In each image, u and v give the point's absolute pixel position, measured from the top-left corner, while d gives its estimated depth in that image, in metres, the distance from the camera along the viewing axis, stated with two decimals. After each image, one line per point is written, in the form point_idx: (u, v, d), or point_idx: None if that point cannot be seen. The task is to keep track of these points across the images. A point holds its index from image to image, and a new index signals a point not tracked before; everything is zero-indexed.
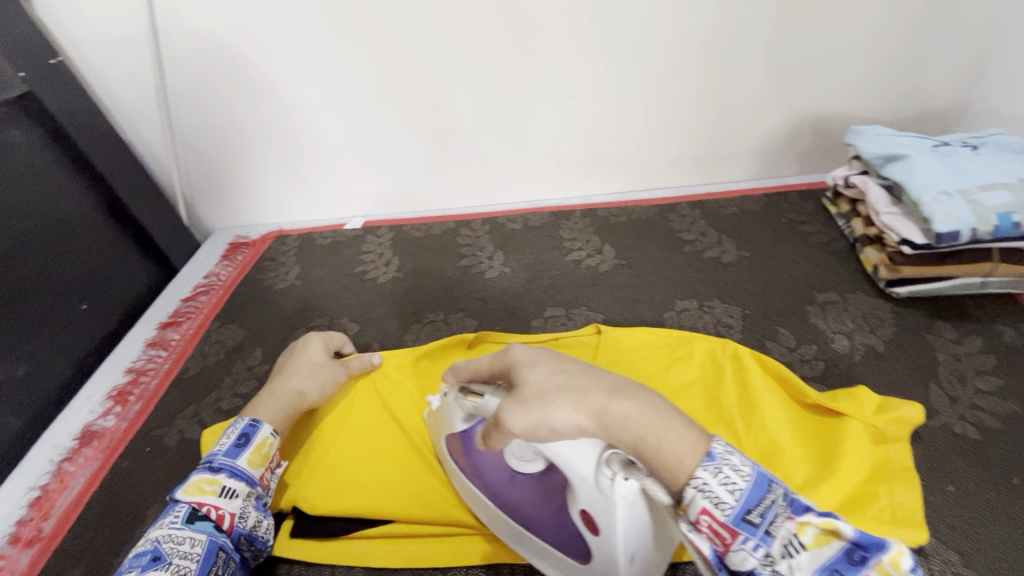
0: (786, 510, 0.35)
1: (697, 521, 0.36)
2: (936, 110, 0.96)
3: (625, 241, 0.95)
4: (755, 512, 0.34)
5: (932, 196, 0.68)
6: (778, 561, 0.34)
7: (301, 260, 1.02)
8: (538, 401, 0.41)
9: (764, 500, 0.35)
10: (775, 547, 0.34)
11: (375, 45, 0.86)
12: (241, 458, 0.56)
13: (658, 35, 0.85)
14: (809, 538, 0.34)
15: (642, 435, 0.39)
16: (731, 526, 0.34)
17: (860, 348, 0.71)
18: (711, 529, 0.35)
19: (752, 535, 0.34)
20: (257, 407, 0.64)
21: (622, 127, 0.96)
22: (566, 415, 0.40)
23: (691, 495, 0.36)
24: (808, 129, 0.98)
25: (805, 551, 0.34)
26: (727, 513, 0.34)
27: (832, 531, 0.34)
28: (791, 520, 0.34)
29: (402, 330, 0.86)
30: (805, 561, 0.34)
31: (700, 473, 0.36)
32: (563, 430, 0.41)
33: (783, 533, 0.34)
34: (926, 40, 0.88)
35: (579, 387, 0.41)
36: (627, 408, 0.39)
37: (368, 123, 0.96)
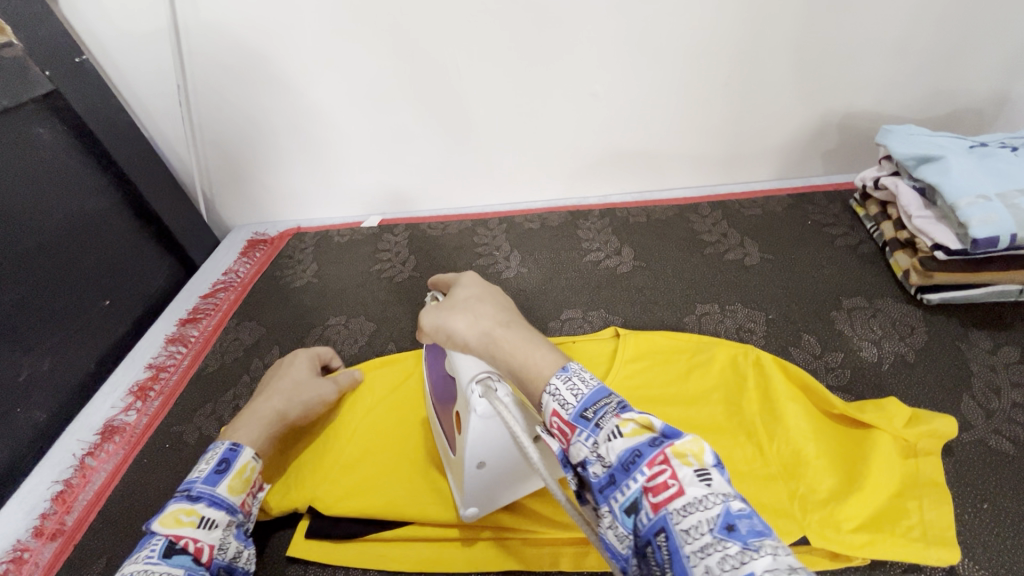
0: (617, 410, 0.39)
1: (551, 423, 0.41)
2: (971, 109, 0.92)
3: (644, 242, 0.93)
4: (590, 410, 0.39)
5: (969, 200, 0.65)
6: (600, 447, 0.37)
7: (318, 258, 1.02)
8: (452, 309, 0.53)
9: (599, 401, 0.39)
10: (599, 437, 0.37)
11: (394, 42, 0.85)
12: (221, 486, 0.55)
13: (682, 31, 0.83)
14: (627, 428, 0.36)
15: (503, 357, 0.48)
16: (571, 421, 0.39)
17: (888, 356, 0.68)
18: (559, 428, 0.40)
19: (585, 428, 0.38)
20: (237, 427, 0.63)
21: (643, 125, 0.94)
22: (461, 325, 0.51)
23: (545, 399, 0.41)
24: (836, 127, 0.95)
25: (620, 436, 0.36)
26: (568, 411, 0.39)
27: (648, 425, 0.37)
28: (618, 416, 0.38)
29: (418, 330, 0.86)
30: (618, 445, 0.36)
31: (553, 381, 0.41)
32: (456, 337, 0.51)
33: (609, 425, 0.37)
34: (963, 35, 0.84)
35: (486, 310, 0.53)
36: (505, 337, 0.48)
37: (386, 121, 0.95)
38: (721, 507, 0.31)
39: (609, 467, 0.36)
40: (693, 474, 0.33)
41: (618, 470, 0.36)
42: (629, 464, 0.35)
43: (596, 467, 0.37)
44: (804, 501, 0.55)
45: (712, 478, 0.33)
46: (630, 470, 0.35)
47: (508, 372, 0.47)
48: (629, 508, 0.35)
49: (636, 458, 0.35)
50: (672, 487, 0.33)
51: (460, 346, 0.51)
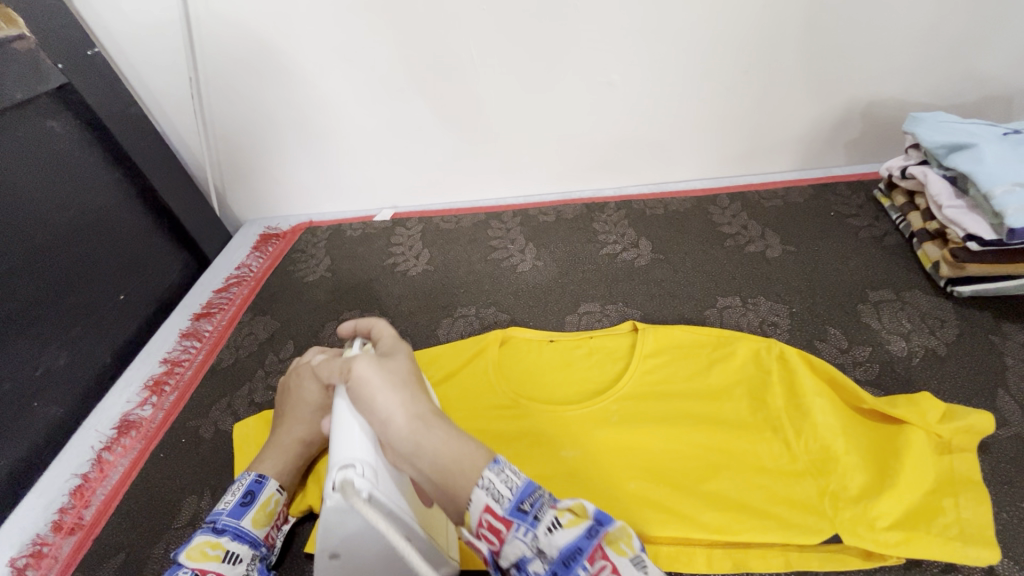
0: (549, 501, 0.42)
1: (479, 523, 0.41)
2: (1001, 96, 0.89)
3: (662, 235, 0.91)
4: (526, 502, 0.41)
5: (1005, 188, 0.63)
6: (542, 542, 0.39)
7: (331, 252, 1.01)
8: (382, 378, 0.48)
9: (534, 493, 0.42)
10: (539, 530, 0.40)
11: (405, 31, 0.84)
12: (246, 519, 0.55)
13: (701, 18, 0.81)
14: (566, 520, 0.40)
15: (436, 451, 0.44)
16: (506, 516, 0.40)
17: (918, 350, 0.66)
18: (491, 525, 0.41)
19: (523, 522, 0.40)
20: (263, 457, 0.62)
21: (660, 116, 0.93)
22: (389, 399, 0.47)
23: (476, 494, 0.41)
24: (860, 115, 0.92)
25: (559, 528, 0.40)
26: (504, 505, 0.41)
27: (581, 514, 0.41)
28: (554, 507, 0.41)
29: (433, 325, 0.84)
30: (559, 537, 0.39)
31: (484, 474, 0.42)
32: (380, 412, 0.47)
33: (547, 516, 0.40)
34: (994, 19, 0.81)
35: (419, 395, 0.49)
36: (437, 433, 0.45)
37: (399, 113, 0.94)
38: None
39: (549, 562, 0.39)
40: (630, 563, 0.39)
41: (556, 565, 0.39)
42: (569, 557, 0.39)
43: (535, 564, 0.40)
44: (835, 498, 0.54)
45: (644, 562, 0.39)
46: (568, 565, 0.38)
47: (431, 467, 0.44)
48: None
49: (576, 552, 0.39)
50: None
51: (376, 421, 0.47)
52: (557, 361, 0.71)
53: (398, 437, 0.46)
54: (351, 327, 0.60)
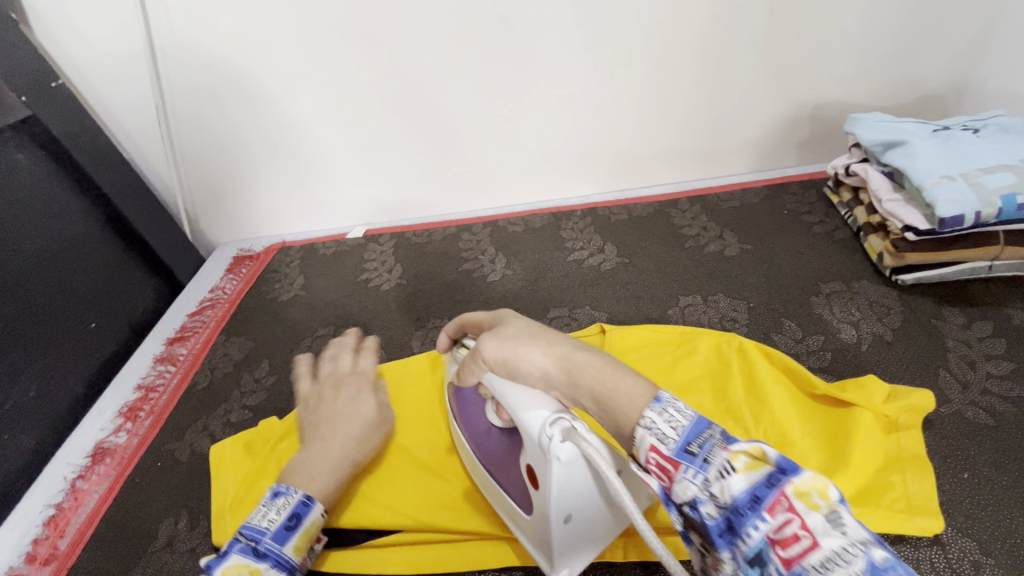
0: (723, 441, 0.35)
1: (646, 460, 0.37)
2: (934, 96, 0.95)
3: (627, 239, 0.94)
4: (694, 444, 0.35)
5: (934, 180, 0.67)
6: (714, 486, 0.33)
7: (305, 271, 1.02)
8: (515, 340, 0.47)
9: (702, 433, 0.35)
10: (711, 474, 0.33)
11: (370, 53, 0.86)
12: (288, 546, 0.50)
13: (651, 32, 0.85)
14: (740, 463, 0.33)
15: (592, 383, 0.42)
16: (674, 457, 0.35)
17: (867, 336, 0.70)
18: (658, 465, 0.36)
19: (691, 464, 0.34)
20: (311, 475, 0.56)
21: (619, 125, 0.96)
22: (534, 355, 0.46)
23: (638, 434, 0.37)
24: (807, 118, 0.97)
25: (733, 473, 0.33)
26: (670, 446, 0.36)
27: (762, 457, 0.33)
28: (726, 449, 0.34)
29: (407, 337, 0.86)
30: (734, 484, 0.32)
31: (646, 413, 0.37)
32: (532, 370, 0.46)
33: (718, 459, 0.33)
34: (922, 25, 0.87)
35: (561, 338, 0.47)
36: (589, 361, 0.44)
37: (368, 132, 0.96)
38: (864, 560, 0.28)
39: (724, 510, 0.32)
40: (826, 521, 0.29)
41: (734, 516, 0.32)
42: (749, 507, 0.31)
43: (708, 509, 0.33)
44: None
45: (845, 521, 0.29)
46: (750, 514, 0.31)
47: (594, 402, 0.42)
48: (753, 558, 0.31)
49: (755, 502, 0.31)
50: (805, 540, 0.29)
51: (537, 380, 0.47)
52: None
53: (560, 384, 0.45)
54: (447, 333, 0.60)
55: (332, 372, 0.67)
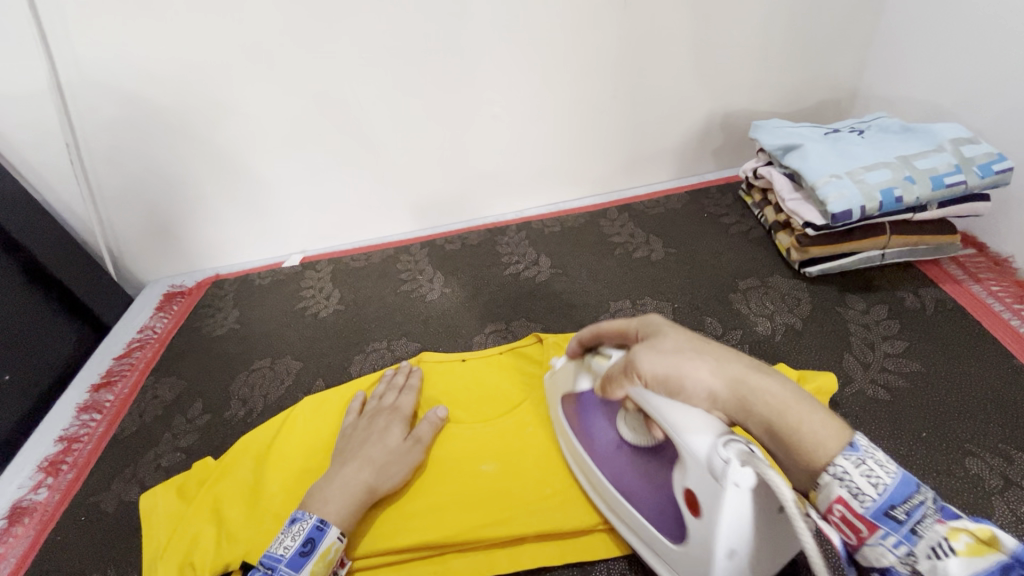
0: (938, 513, 0.38)
1: (830, 510, 0.40)
2: (828, 101, 1.04)
3: (560, 250, 0.97)
4: (900, 511, 0.38)
5: (825, 180, 0.73)
6: (924, 563, 0.38)
7: (239, 303, 1.00)
8: (678, 354, 0.45)
9: (910, 501, 0.38)
10: (921, 547, 0.38)
11: (293, 82, 0.87)
12: (304, 571, 0.51)
13: (567, 52, 0.90)
14: (961, 546, 0.37)
15: (775, 407, 0.41)
16: (872, 521, 0.38)
17: (780, 327, 0.75)
18: (846, 519, 0.39)
19: (895, 532, 0.38)
20: (325, 498, 0.58)
21: (546, 140, 1.00)
22: (700, 372, 0.44)
23: (828, 482, 0.39)
24: (718, 126, 1.04)
25: (953, 554, 0.37)
26: (866, 506, 0.38)
27: (989, 542, 0.37)
28: (942, 523, 0.38)
29: (346, 363, 0.85)
30: (954, 565, 0.37)
31: (840, 463, 0.39)
32: (696, 388, 0.44)
33: (931, 534, 0.38)
34: (811, 38, 0.95)
35: (729, 357, 0.44)
36: (769, 385, 0.42)
37: (296, 159, 0.96)
38: None
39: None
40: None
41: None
42: None
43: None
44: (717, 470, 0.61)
45: None
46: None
47: (776, 430, 0.41)
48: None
49: None
50: None
51: (702, 400, 0.44)
52: (469, 378, 0.78)
53: (729, 404, 0.43)
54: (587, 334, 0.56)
55: (375, 407, 0.71)
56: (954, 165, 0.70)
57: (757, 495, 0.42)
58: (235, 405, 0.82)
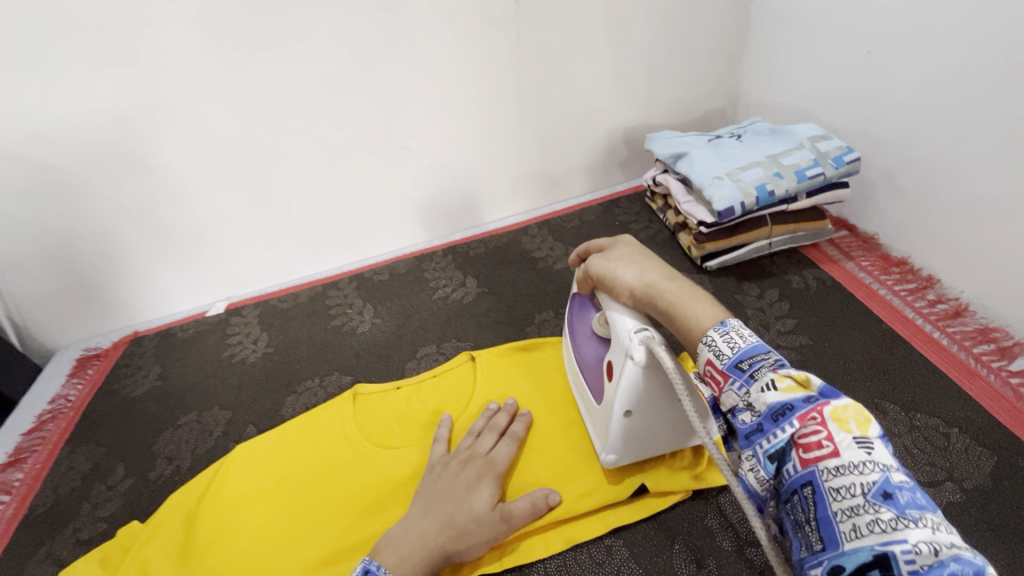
0: (774, 365, 0.44)
1: (704, 371, 0.48)
2: (715, 110, 1.14)
3: (486, 270, 1.01)
4: (746, 362, 0.45)
5: (709, 181, 0.81)
6: (754, 397, 0.44)
7: (161, 359, 0.96)
8: (616, 261, 0.58)
9: (756, 356, 0.45)
10: (754, 388, 0.44)
11: (200, 130, 0.87)
12: None
13: (470, 82, 0.95)
14: (784, 384, 0.43)
15: (669, 303, 0.52)
16: (725, 370, 0.46)
17: None
18: (711, 374, 0.47)
19: (739, 377, 0.45)
20: (400, 554, 0.54)
21: (461, 165, 1.04)
22: (626, 273, 0.56)
23: (702, 348, 0.48)
24: (621, 141, 1.11)
25: (775, 390, 0.43)
26: (725, 361, 0.46)
27: (805, 383, 0.42)
28: (774, 371, 0.44)
29: (278, 406, 0.84)
30: (772, 396, 0.43)
31: (711, 333, 0.47)
32: (621, 285, 0.56)
33: (764, 377, 0.44)
34: (690, 55, 1.04)
35: (652, 266, 0.55)
36: (676, 287, 0.53)
37: (210, 205, 0.95)
38: (879, 476, 0.37)
39: (759, 416, 0.43)
40: (851, 439, 0.39)
41: (766, 420, 0.43)
42: (782, 415, 0.42)
43: (746, 415, 0.44)
44: (665, 470, 0.64)
45: (872, 445, 0.39)
46: (782, 421, 0.42)
47: (668, 320, 0.52)
48: (775, 455, 0.42)
49: (790, 411, 0.42)
50: (826, 444, 0.40)
51: (624, 296, 0.56)
52: (404, 405, 0.79)
53: (640, 300, 0.54)
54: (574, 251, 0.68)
55: (468, 450, 0.66)
56: (812, 159, 0.79)
57: (654, 372, 0.54)
58: (161, 464, 0.79)
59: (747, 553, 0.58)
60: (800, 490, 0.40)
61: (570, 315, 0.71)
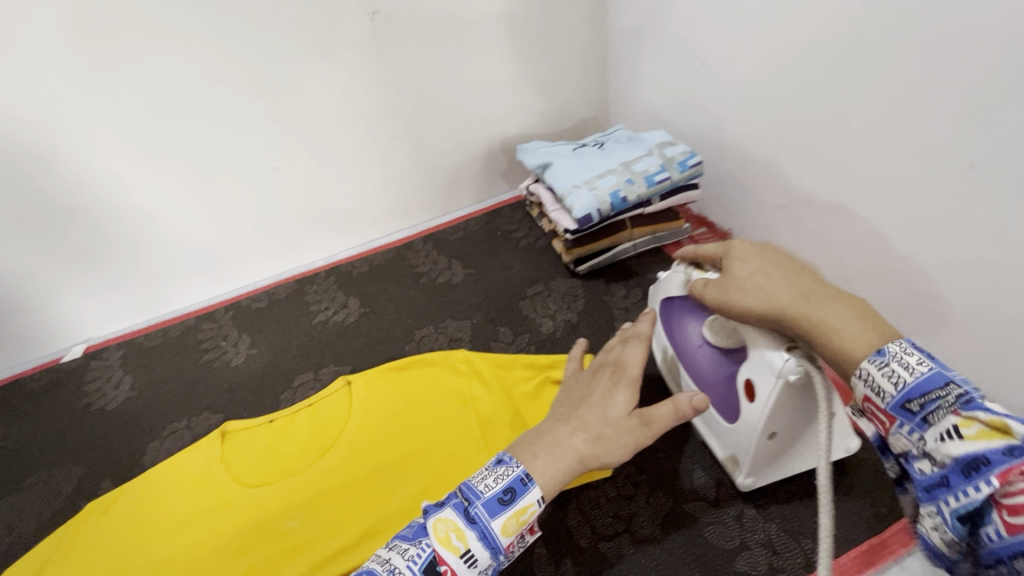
0: (960, 405, 0.36)
1: (863, 407, 0.41)
2: (588, 119, 1.18)
3: (368, 289, 0.99)
4: (916, 401, 0.37)
5: (569, 191, 0.84)
6: (931, 445, 0.36)
7: (5, 416, 0.87)
8: (760, 265, 0.51)
9: (931, 393, 0.37)
10: (930, 433, 0.36)
11: (24, 164, 0.80)
12: (497, 521, 0.41)
13: (334, 101, 0.93)
14: (970, 431, 0.34)
15: (819, 314, 0.45)
16: (890, 410, 0.38)
17: (560, 324, 0.85)
18: (873, 412, 0.40)
19: (910, 419, 0.37)
20: (536, 452, 0.47)
21: (335, 184, 1.01)
22: (775, 278, 0.50)
23: (855, 382, 0.41)
24: (500, 151, 1.13)
25: (957, 437, 0.34)
26: (888, 399, 0.39)
27: (1004, 429, 0.33)
28: (958, 413, 0.35)
29: (139, 454, 0.78)
30: (955, 446, 0.34)
31: (863, 364, 0.40)
32: (764, 288, 0.50)
33: (942, 422, 0.36)
34: (558, 66, 1.07)
35: (788, 281, 0.49)
36: (831, 300, 0.45)
37: (49, 245, 0.87)
38: None
39: (942, 466, 0.35)
40: None
41: (952, 473, 0.34)
42: (971, 470, 0.33)
43: (924, 464, 0.36)
44: None
45: None
46: (974, 477, 0.33)
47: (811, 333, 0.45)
48: (964, 517, 0.34)
49: (981, 466, 0.33)
50: None
51: (762, 299, 0.50)
52: (273, 438, 0.76)
53: (785, 306, 0.48)
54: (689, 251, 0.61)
55: (601, 359, 0.56)
56: (660, 165, 0.84)
57: (797, 393, 0.52)
58: (0, 535, 0.71)
59: (600, 548, 0.59)
60: (1006, 564, 0.32)
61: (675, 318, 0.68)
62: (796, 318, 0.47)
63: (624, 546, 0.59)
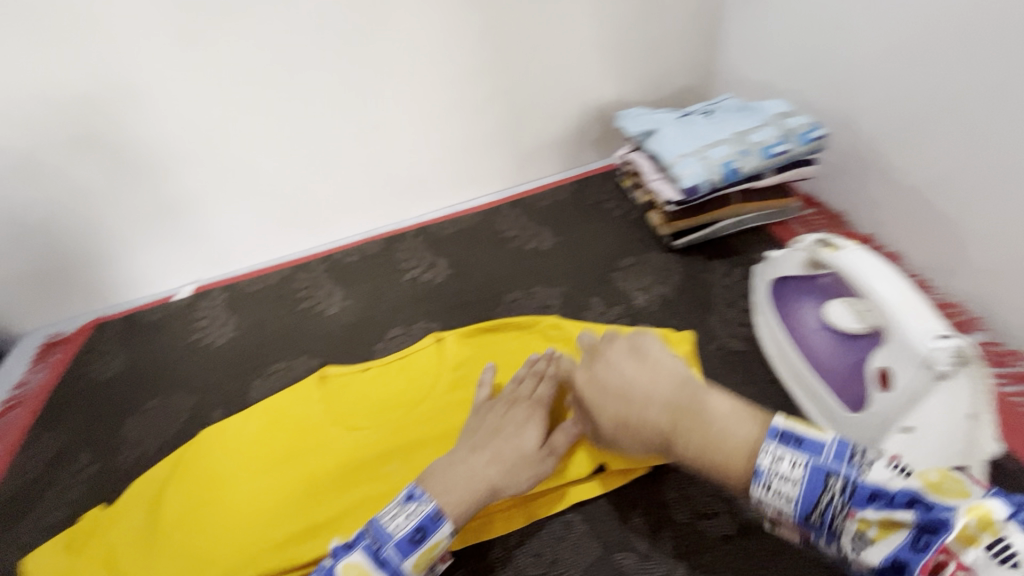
0: (850, 504, 0.38)
1: (774, 520, 0.43)
2: (688, 88, 1.12)
3: (456, 251, 1.00)
4: (813, 513, 0.40)
5: (676, 160, 0.81)
6: (854, 554, 0.38)
7: (126, 344, 0.94)
8: (644, 354, 0.56)
9: (821, 501, 0.39)
10: (845, 539, 0.38)
11: (153, 108, 0.84)
12: (408, 562, 0.50)
13: (436, 57, 0.92)
14: (872, 531, 0.37)
15: (702, 421, 0.47)
16: (799, 524, 0.41)
17: (655, 298, 0.83)
18: (785, 522, 0.42)
19: (820, 530, 0.40)
20: (448, 485, 0.54)
21: (430, 144, 1.02)
22: (651, 374, 0.53)
23: (756, 500, 0.43)
24: (594, 118, 1.10)
25: (867, 543, 0.37)
26: (791, 515, 0.41)
27: (895, 521, 0.36)
28: (852, 515, 0.38)
29: (245, 389, 0.83)
30: (871, 554, 0.36)
31: (755, 490, 0.42)
32: (640, 383, 0.53)
33: (845, 529, 0.38)
34: (663, 30, 1.02)
35: (667, 380, 0.52)
36: (719, 401, 0.48)
37: (168, 187, 0.92)
38: None
39: (871, 567, 0.37)
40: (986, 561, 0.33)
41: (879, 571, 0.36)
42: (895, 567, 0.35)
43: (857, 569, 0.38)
44: None
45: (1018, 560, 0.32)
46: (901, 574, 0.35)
47: (702, 441, 0.46)
48: None
49: (903, 564, 0.35)
50: None
51: (641, 392, 0.53)
52: (367, 386, 0.79)
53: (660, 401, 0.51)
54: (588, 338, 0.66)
55: (511, 393, 0.67)
56: (779, 137, 0.79)
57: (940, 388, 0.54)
58: (127, 450, 0.78)
59: (700, 525, 0.60)
60: None
61: (789, 303, 0.72)
62: (687, 432, 0.48)
63: (726, 526, 0.59)
